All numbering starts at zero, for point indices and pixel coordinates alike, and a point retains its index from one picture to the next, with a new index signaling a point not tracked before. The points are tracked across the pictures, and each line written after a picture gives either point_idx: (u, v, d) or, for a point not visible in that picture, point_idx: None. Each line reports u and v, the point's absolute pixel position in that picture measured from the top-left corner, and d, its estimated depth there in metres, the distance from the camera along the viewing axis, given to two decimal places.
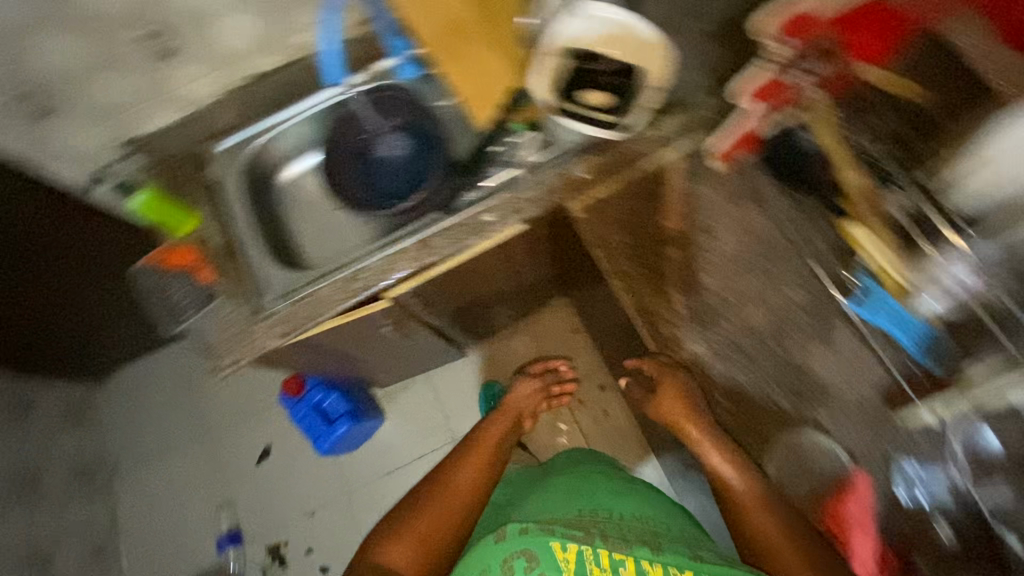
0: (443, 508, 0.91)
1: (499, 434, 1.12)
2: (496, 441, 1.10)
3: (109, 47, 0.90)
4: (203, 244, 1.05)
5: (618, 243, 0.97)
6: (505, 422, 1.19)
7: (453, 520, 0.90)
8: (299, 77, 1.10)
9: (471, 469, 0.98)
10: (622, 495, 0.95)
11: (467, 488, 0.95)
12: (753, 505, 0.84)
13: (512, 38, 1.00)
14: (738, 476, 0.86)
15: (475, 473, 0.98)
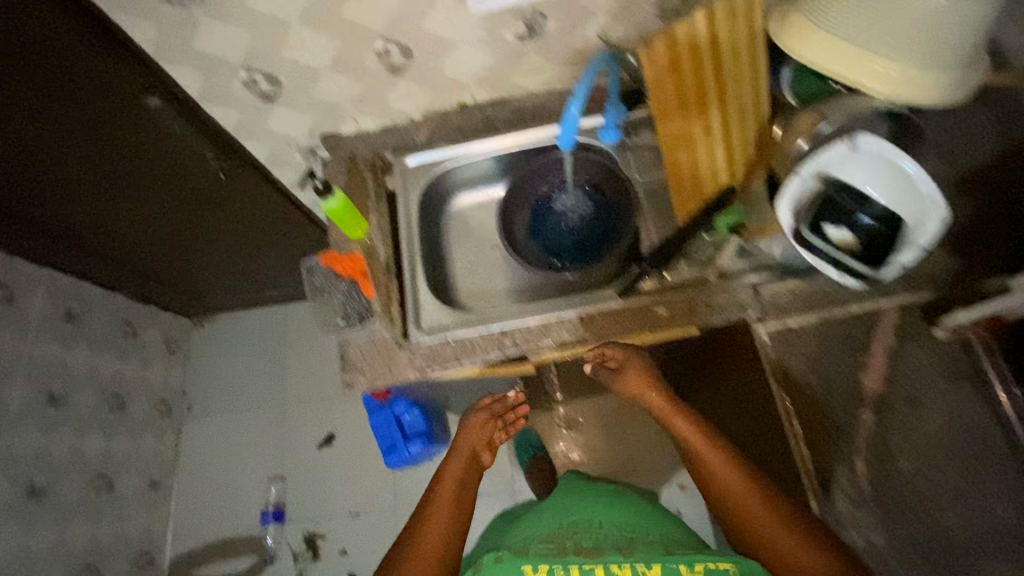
0: (429, 553, 0.81)
1: (461, 463, 0.95)
2: (460, 483, 0.91)
3: (352, 57, 0.91)
4: (366, 254, 1.02)
5: (805, 386, 0.86)
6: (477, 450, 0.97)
7: (446, 536, 0.83)
8: (502, 116, 1.08)
9: (445, 510, 0.86)
10: (610, 507, 0.90)
11: (443, 523, 0.85)
12: (741, 495, 0.79)
13: (742, 133, 0.92)
14: (723, 464, 0.82)
15: (445, 522, 0.85)
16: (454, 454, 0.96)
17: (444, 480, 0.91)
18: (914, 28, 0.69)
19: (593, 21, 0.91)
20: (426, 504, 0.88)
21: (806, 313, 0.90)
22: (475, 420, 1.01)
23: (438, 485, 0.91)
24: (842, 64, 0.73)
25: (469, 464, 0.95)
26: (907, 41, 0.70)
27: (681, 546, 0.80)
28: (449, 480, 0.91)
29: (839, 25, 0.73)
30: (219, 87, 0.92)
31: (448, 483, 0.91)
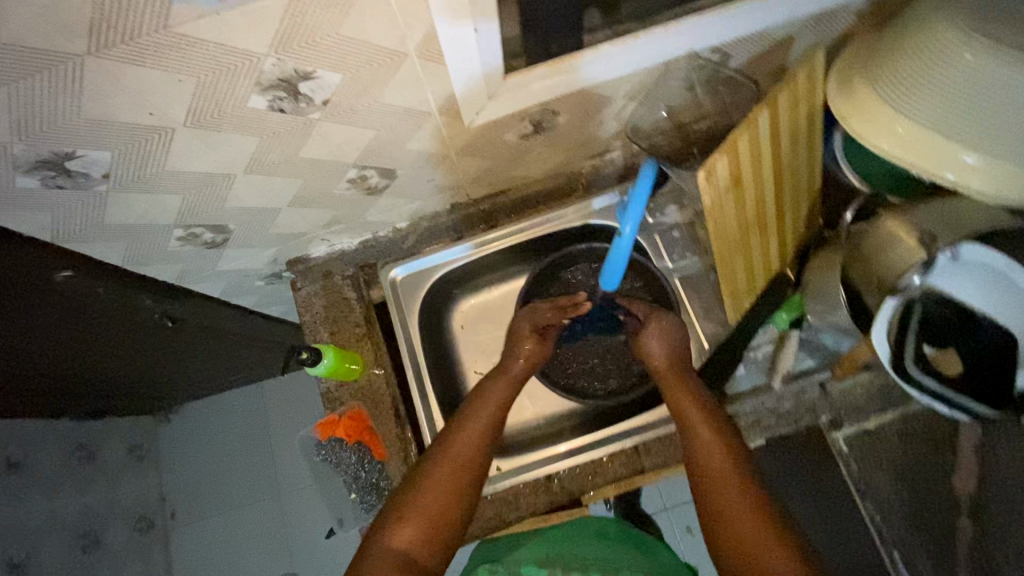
0: (457, 475, 0.65)
1: (495, 408, 0.72)
2: (488, 426, 0.71)
3: (318, 188, 0.71)
4: (369, 403, 0.85)
5: (894, 500, 0.78)
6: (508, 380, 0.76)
7: (455, 495, 0.64)
8: (504, 207, 0.91)
9: (446, 475, 0.65)
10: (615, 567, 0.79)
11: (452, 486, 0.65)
12: (716, 471, 0.63)
13: (795, 217, 0.79)
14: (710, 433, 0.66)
15: (470, 463, 0.67)
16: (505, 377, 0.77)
17: (464, 430, 0.70)
18: (1016, 119, 0.58)
19: (611, 108, 0.74)
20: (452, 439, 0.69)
21: (885, 412, 0.78)
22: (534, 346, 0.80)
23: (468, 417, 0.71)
24: (914, 151, 0.63)
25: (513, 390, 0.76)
26: (1006, 132, 0.59)
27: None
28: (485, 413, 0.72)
29: (914, 105, 0.62)
30: (150, 246, 0.71)
31: (476, 424, 0.70)
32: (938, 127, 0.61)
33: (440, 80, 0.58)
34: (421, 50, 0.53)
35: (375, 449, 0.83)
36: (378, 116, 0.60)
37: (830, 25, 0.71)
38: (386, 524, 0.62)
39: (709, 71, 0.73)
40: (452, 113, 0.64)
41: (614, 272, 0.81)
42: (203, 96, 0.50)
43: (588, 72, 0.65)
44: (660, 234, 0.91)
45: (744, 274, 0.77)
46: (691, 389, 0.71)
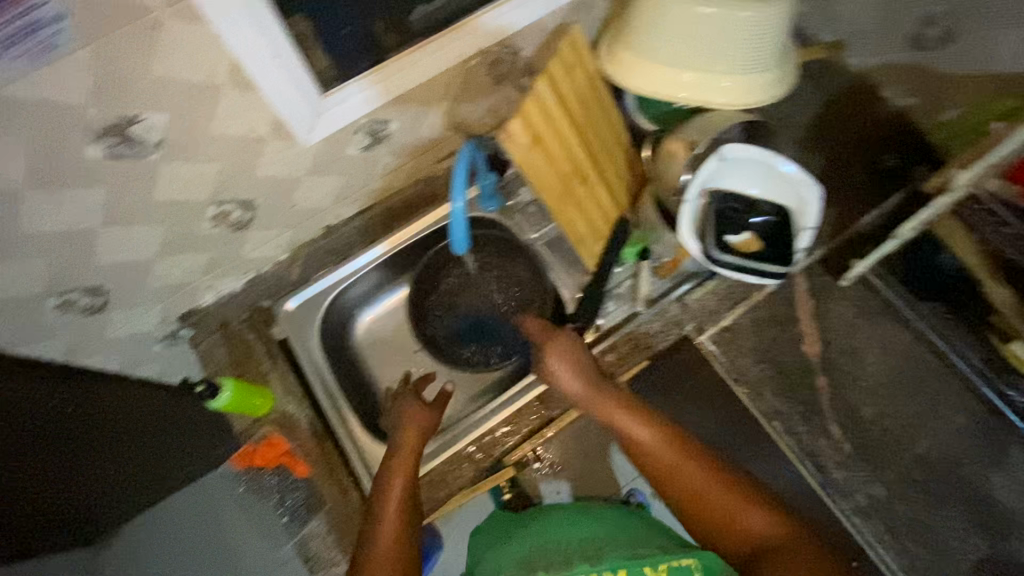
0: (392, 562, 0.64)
1: (407, 486, 0.72)
2: (401, 518, 0.69)
3: (184, 231, 0.77)
4: (284, 428, 0.89)
5: (762, 378, 0.89)
6: (412, 453, 0.76)
7: None
8: (375, 220, 0.99)
9: None
10: (604, 524, 0.72)
11: None
12: (684, 473, 0.65)
13: (614, 166, 0.93)
14: (663, 445, 0.67)
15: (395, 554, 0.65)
16: (398, 454, 0.76)
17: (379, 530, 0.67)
18: (731, 42, 0.75)
19: (435, 110, 0.86)
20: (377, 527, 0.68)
21: (736, 308, 0.91)
22: (418, 415, 0.82)
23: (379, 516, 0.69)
24: (674, 88, 0.79)
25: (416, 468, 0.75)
26: (729, 53, 0.76)
27: (656, 545, 0.66)
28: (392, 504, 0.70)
29: (661, 51, 0.78)
30: (27, 322, 0.74)
31: (387, 521, 0.68)
32: (681, 65, 0.78)
33: (262, 107, 0.67)
34: (231, 82, 0.62)
35: (296, 468, 0.86)
36: (216, 148, 0.69)
37: (591, 10, 0.88)
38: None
39: (505, 63, 0.87)
40: (286, 135, 0.73)
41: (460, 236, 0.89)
42: (38, 155, 0.56)
43: (396, 79, 0.76)
44: (520, 212, 1.02)
45: (581, 221, 0.89)
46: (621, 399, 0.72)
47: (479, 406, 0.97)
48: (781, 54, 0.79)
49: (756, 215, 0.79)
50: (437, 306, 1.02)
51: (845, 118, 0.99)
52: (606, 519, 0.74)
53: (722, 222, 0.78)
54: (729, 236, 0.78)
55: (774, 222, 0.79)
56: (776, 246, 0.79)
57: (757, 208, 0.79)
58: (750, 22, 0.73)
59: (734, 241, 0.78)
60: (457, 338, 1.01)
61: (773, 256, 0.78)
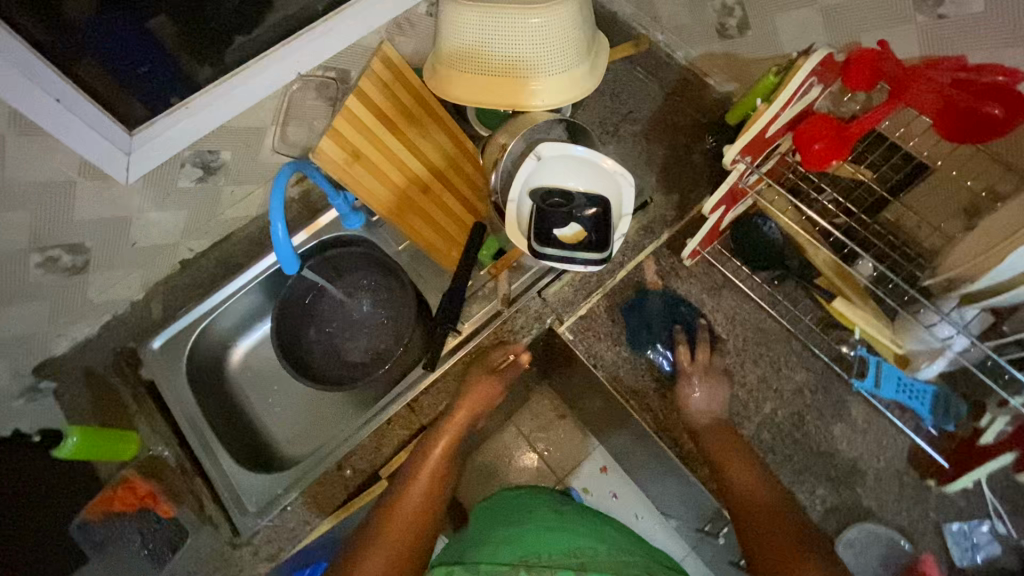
0: (402, 539, 0.74)
1: (437, 479, 0.80)
2: (428, 499, 0.78)
3: (9, 282, 0.76)
4: (154, 469, 0.89)
5: (619, 361, 0.92)
6: (445, 446, 0.84)
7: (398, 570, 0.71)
8: (236, 250, 1.00)
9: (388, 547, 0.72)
10: (577, 536, 0.76)
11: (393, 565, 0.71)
12: (771, 507, 0.75)
13: (464, 173, 0.96)
14: (749, 477, 0.78)
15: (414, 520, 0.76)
16: (460, 413, 0.86)
17: (410, 488, 0.78)
18: (524, 46, 0.80)
19: (268, 136, 0.88)
20: (399, 501, 0.77)
21: (590, 296, 0.94)
22: (491, 385, 0.89)
23: (413, 481, 0.79)
24: (482, 93, 0.83)
25: (453, 445, 0.85)
26: (525, 57, 0.81)
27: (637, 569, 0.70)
28: (428, 474, 0.80)
29: (466, 61, 0.83)
30: None
31: (416, 488, 0.78)
32: (485, 72, 0.83)
33: (58, 150, 0.68)
34: (11, 129, 0.63)
35: (158, 507, 0.86)
36: (17, 194, 0.69)
37: (415, 28, 0.92)
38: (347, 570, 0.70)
39: (336, 85, 0.90)
40: (98, 175, 0.74)
41: (291, 261, 0.83)
42: None
43: (211, 110, 0.77)
44: (382, 226, 1.04)
45: (428, 227, 0.93)
46: (729, 442, 0.82)
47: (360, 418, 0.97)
48: (581, 54, 0.84)
49: (581, 208, 0.82)
50: (310, 330, 1.03)
51: (679, 108, 1.05)
52: (570, 531, 0.77)
53: (548, 219, 0.81)
54: (558, 230, 0.81)
55: (599, 213, 0.81)
56: (602, 235, 0.80)
57: (579, 203, 0.82)
58: (534, 28, 0.79)
59: (563, 233, 0.81)
60: (332, 357, 1.03)
61: (601, 244, 0.80)
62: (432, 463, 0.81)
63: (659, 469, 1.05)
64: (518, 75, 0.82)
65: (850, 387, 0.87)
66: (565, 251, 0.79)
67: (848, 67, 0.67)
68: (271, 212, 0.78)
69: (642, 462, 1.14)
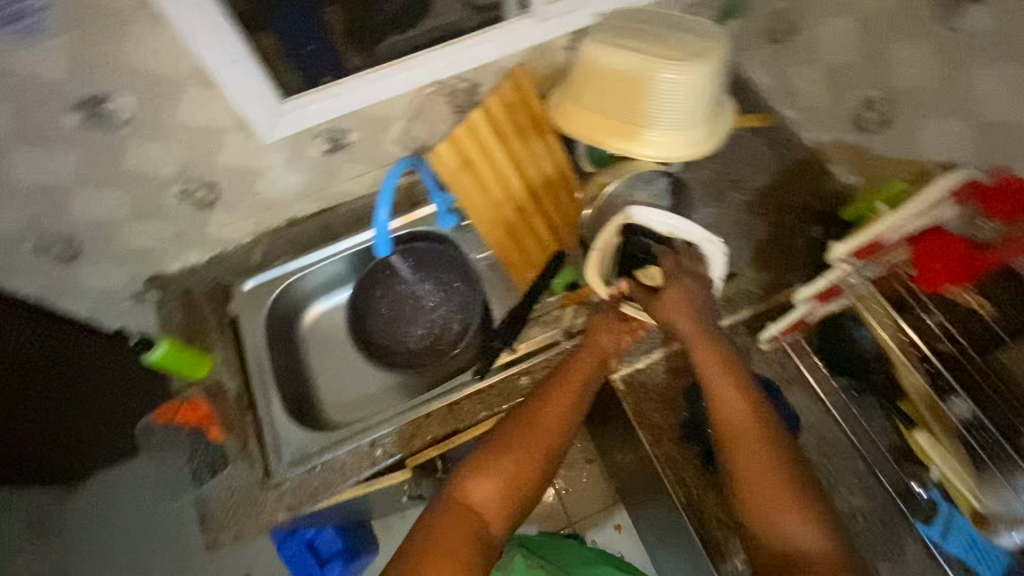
0: (531, 457, 0.74)
1: (564, 411, 0.78)
2: (566, 412, 0.78)
3: (150, 202, 0.87)
4: (215, 395, 0.97)
5: (664, 424, 0.89)
6: (577, 385, 0.81)
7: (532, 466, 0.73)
8: (337, 221, 1.08)
9: (520, 450, 0.73)
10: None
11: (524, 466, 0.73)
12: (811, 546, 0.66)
13: (558, 201, 0.98)
14: (778, 490, 0.68)
15: (548, 438, 0.75)
16: (598, 340, 0.87)
17: (549, 405, 0.78)
18: (648, 98, 0.82)
19: (394, 127, 0.95)
20: (535, 411, 0.77)
21: (652, 351, 0.93)
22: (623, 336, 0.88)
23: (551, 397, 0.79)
24: (594, 131, 0.85)
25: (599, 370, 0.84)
26: (646, 108, 0.82)
27: None
28: (562, 394, 0.79)
29: (588, 100, 0.87)
30: (6, 258, 0.85)
31: (554, 403, 0.78)
32: (603, 112, 0.85)
33: (222, 102, 0.77)
34: (193, 77, 0.73)
35: (210, 432, 0.93)
36: (180, 133, 0.79)
37: (550, 55, 0.96)
38: (458, 483, 0.72)
39: (464, 93, 0.95)
40: (246, 131, 0.83)
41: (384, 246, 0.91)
42: (22, 115, 0.68)
43: (352, 94, 0.85)
44: (470, 232, 1.09)
45: (513, 245, 0.96)
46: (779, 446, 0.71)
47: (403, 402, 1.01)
48: (701, 118, 0.84)
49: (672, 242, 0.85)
50: (377, 310, 1.08)
51: (793, 187, 1.02)
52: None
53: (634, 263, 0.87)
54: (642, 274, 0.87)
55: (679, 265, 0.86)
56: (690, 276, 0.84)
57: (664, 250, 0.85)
58: (665, 83, 0.81)
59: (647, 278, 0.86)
60: (392, 340, 1.07)
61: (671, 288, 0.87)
62: (569, 380, 0.81)
63: (674, 546, 1.01)
64: (638, 124, 0.83)
65: (910, 527, 0.80)
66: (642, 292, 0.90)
67: (993, 190, 0.68)
68: (382, 197, 0.86)
69: (662, 530, 1.10)
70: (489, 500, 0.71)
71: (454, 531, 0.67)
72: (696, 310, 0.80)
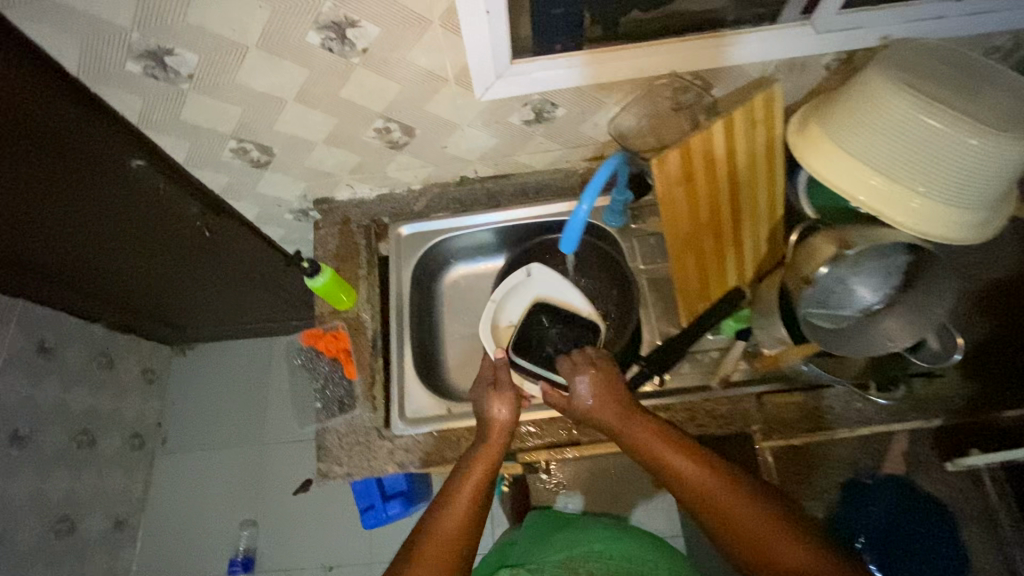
0: (454, 540, 0.69)
1: (479, 481, 0.74)
2: (480, 491, 0.74)
3: (349, 132, 0.86)
4: (351, 332, 0.97)
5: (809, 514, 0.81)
6: (489, 463, 0.77)
7: (457, 546, 0.68)
8: (506, 190, 1.04)
9: (439, 542, 0.68)
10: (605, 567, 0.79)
11: (449, 555, 0.67)
12: None
13: (755, 239, 0.88)
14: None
15: (466, 518, 0.71)
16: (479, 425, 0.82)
17: (459, 492, 0.73)
18: (950, 172, 0.67)
19: (605, 111, 0.87)
20: (448, 500, 0.73)
21: (815, 432, 0.85)
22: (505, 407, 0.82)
23: (459, 480, 0.75)
24: (862, 190, 0.71)
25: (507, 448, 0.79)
26: (941, 179, 0.68)
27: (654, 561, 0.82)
28: (473, 475, 0.75)
29: (864, 150, 0.72)
30: (208, 153, 0.87)
31: (466, 489, 0.73)
32: (883, 171, 0.70)
33: (457, 51, 0.72)
34: (443, 20, 0.67)
35: (348, 368, 0.95)
36: (406, 73, 0.75)
37: (804, 74, 0.82)
38: None
39: (692, 93, 0.85)
40: (466, 84, 0.78)
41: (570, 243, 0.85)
42: (274, 24, 0.66)
43: (584, 70, 0.78)
44: (638, 237, 1.01)
45: (697, 275, 0.86)
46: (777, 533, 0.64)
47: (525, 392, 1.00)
48: (987, 204, 0.71)
49: (878, 291, 0.78)
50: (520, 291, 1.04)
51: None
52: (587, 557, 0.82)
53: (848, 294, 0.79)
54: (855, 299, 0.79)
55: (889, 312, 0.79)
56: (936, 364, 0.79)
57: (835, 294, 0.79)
58: (956, 148, 0.66)
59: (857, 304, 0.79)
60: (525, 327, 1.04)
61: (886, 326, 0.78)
62: (478, 461, 0.77)
63: None
64: (903, 180, 0.70)
65: None
66: (873, 350, 0.77)
67: None
68: (587, 191, 0.78)
69: None
70: None
71: None
72: (615, 394, 0.79)
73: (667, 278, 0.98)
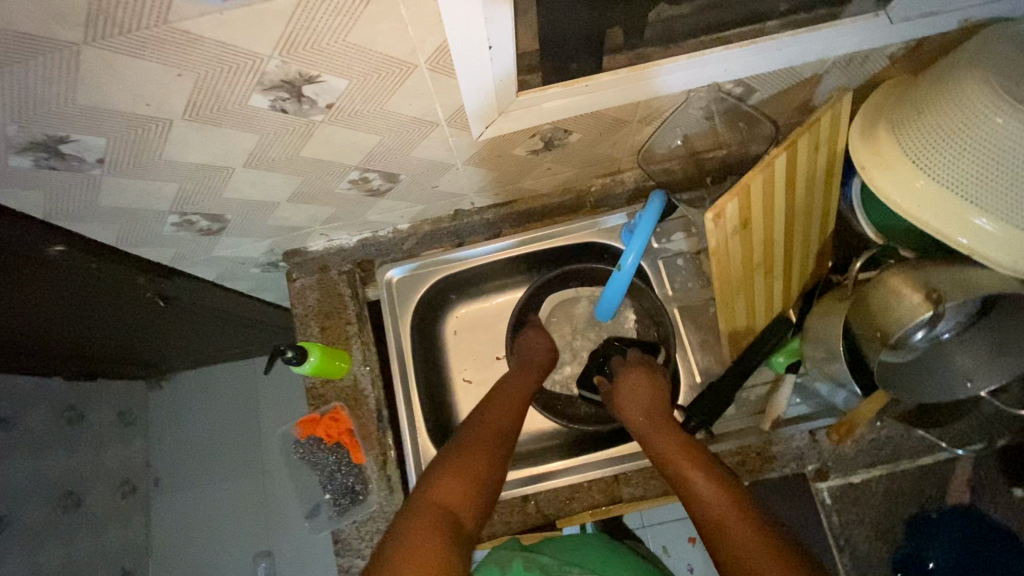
0: (494, 435, 0.70)
1: (523, 391, 0.79)
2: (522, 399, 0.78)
3: (318, 187, 0.69)
4: (352, 405, 0.85)
5: (875, 555, 0.78)
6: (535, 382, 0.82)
7: (499, 437, 0.71)
8: (507, 218, 0.90)
9: (493, 423, 0.72)
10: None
11: (492, 442, 0.69)
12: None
13: (804, 264, 0.78)
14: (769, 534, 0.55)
15: (512, 417, 0.74)
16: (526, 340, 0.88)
17: (505, 394, 0.78)
18: None
19: (625, 130, 0.72)
20: (492, 400, 0.77)
21: (873, 467, 0.78)
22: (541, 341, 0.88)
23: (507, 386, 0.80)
24: (931, 210, 0.59)
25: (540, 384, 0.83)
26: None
27: None
28: (522, 381, 0.81)
29: (943, 166, 0.59)
30: (144, 230, 0.69)
31: (514, 392, 0.79)
32: (958, 189, 0.58)
33: (450, 93, 0.56)
34: (431, 63, 0.51)
35: (354, 453, 0.84)
36: (385, 123, 0.59)
37: (863, 67, 0.68)
38: (426, 480, 0.64)
39: (730, 102, 0.70)
40: (461, 124, 0.62)
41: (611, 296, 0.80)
42: (203, 92, 0.48)
43: (607, 94, 0.62)
44: (664, 259, 0.89)
45: (744, 312, 0.76)
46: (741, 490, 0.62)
47: (555, 443, 0.91)
48: None
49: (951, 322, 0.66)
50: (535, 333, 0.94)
51: None
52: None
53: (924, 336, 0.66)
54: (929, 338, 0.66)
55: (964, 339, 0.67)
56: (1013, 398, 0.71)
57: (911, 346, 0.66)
58: None
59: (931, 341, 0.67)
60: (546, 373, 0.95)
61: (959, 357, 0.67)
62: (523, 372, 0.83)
63: None
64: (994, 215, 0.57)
65: None
66: (943, 391, 0.68)
67: None
68: (632, 244, 0.74)
69: None
70: (454, 496, 0.62)
71: (427, 527, 0.56)
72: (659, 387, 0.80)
73: (701, 304, 0.87)
